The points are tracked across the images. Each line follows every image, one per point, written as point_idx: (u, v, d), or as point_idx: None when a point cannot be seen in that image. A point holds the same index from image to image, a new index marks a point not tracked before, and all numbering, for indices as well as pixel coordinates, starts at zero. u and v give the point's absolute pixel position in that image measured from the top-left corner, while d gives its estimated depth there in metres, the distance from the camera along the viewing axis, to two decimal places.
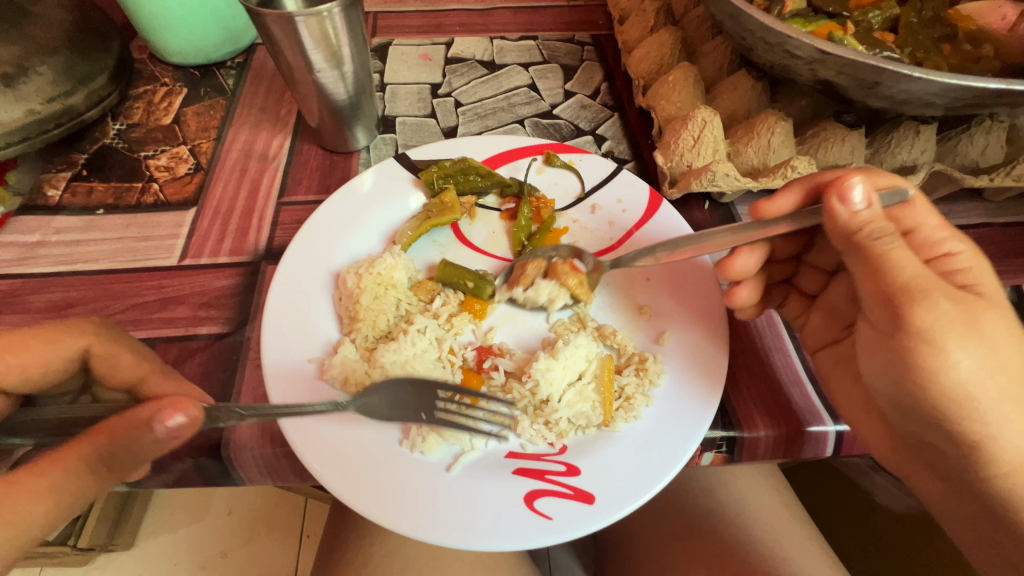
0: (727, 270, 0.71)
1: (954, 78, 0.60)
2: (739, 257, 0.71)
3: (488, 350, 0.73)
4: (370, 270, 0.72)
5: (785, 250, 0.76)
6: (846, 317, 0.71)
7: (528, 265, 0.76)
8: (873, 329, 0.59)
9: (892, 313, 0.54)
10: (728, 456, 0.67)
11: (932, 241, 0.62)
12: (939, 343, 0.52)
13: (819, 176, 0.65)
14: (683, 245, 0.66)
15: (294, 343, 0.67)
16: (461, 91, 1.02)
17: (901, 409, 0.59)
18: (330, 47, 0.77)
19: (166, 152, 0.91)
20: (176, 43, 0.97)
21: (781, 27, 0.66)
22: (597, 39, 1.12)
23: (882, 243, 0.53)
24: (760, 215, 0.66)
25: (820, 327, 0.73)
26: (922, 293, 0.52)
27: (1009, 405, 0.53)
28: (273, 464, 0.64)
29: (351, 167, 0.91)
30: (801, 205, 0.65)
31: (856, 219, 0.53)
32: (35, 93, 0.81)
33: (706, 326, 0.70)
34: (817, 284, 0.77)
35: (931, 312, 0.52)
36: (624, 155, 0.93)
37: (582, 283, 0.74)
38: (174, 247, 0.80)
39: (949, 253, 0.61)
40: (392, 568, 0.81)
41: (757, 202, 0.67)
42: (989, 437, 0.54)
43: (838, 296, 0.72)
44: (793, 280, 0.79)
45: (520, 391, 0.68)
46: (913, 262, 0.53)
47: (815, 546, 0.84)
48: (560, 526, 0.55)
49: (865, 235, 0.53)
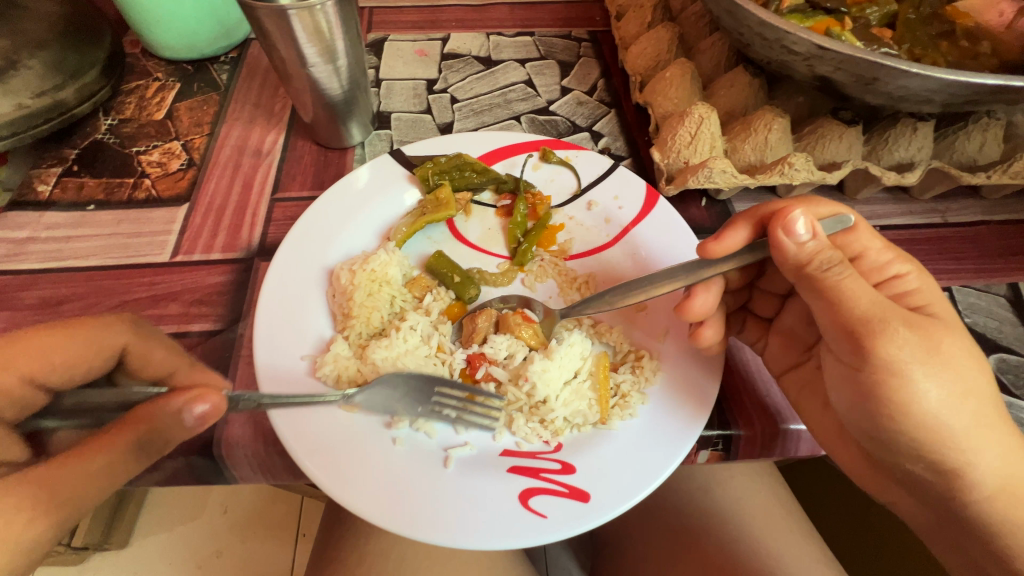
0: (688, 313, 0.65)
1: (952, 74, 0.60)
2: (699, 296, 0.66)
3: (481, 358, 0.71)
4: (363, 266, 0.72)
5: (739, 280, 0.74)
6: (804, 339, 0.69)
7: (478, 319, 0.73)
8: (837, 363, 0.58)
9: (856, 347, 0.53)
10: (725, 454, 0.66)
11: (879, 265, 0.62)
12: (904, 374, 0.52)
13: (760, 208, 0.64)
14: (636, 289, 0.64)
15: (288, 341, 0.66)
16: (457, 87, 1.01)
17: (872, 440, 0.58)
18: (324, 42, 0.76)
19: (158, 147, 0.90)
20: (170, 38, 0.96)
21: (778, 22, 0.65)
22: (594, 35, 1.11)
23: (832, 273, 0.53)
24: (712, 255, 0.63)
25: (778, 354, 0.71)
26: (881, 323, 0.52)
27: (979, 431, 0.53)
28: (265, 463, 0.63)
29: (346, 162, 0.90)
30: (752, 238, 0.64)
31: (803, 251, 0.54)
32: (25, 87, 0.80)
33: (688, 354, 0.68)
34: (772, 308, 0.75)
35: (894, 344, 0.52)
36: (621, 152, 0.93)
37: (535, 333, 0.73)
38: (166, 243, 0.79)
39: (896, 275, 0.61)
40: (387, 566, 0.81)
41: (703, 241, 0.65)
42: (968, 465, 0.53)
43: (792, 322, 0.71)
44: (748, 306, 0.78)
45: (517, 393, 0.67)
46: (867, 292, 0.53)
47: (812, 546, 0.83)
48: (556, 524, 0.55)
49: (816, 266, 0.53)
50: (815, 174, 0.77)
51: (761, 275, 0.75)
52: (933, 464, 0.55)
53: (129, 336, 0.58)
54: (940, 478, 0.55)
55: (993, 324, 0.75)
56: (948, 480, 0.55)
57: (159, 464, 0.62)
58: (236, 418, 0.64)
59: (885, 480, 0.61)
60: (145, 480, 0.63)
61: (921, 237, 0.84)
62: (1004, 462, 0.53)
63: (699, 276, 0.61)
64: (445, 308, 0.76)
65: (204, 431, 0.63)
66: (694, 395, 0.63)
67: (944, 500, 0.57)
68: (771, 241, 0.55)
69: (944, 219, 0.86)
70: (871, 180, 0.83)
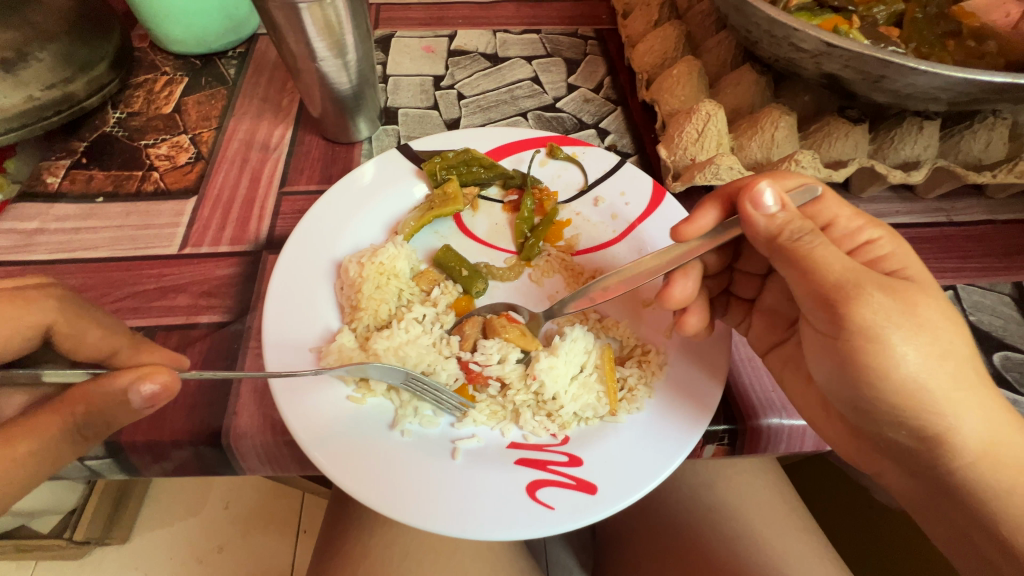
0: (670, 301, 0.66)
1: (959, 71, 0.60)
2: (678, 283, 0.66)
3: (475, 372, 0.69)
4: (372, 259, 0.72)
5: (717, 264, 0.74)
6: (786, 315, 0.69)
7: (465, 327, 0.73)
8: (817, 333, 0.58)
9: (832, 314, 0.54)
10: (730, 448, 0.67)
11: (849, 231, 0.62)
12: (882, 339, 0.52)
13: (726, 188, 0.65)
14: (613, 280, 0.65)
15: (297, 331, 0.66)
16: (463, 84, 1.01)
17: (862, 415, 0.58)
18: (334, 36, 0.76)
19: (167, 141, 0.90)
20: (178, 32, 0.97)
21: (787, 19, 0.66)
22: (601, 33, 1.12)
23: (803, 241, 0.54)
24: (684, 238, 0.65)
25: (763, 332, 0.71)
26: (855, 288, 0.52)
27: (959, 394, 0.53)
28: (273, 453, 0.64)
29: (353, 157, 0.91)
30: (722, 218, 0.65)
31: (773, 223, 0.55)
32: (35, 79, 0.81)
33: (694, 352, 0.67)
34: (753, 289, 0.76)
35: (868, 307, 0.52)
36: (627, 149, 0.93)
37: (522, 333, 0.71)
38: (175, 235, 0.79)
39: (868, 240, 0.61)
40: (392, 560, 0.81)
41: (676, 225, 0.66)
42: (950, 429, 0.53)
43: (774, 300, 0.71)
44: (731, 289, 0.78)
45: (525, 393, 0.67)
46: (839, 258, 0.54)
47: (814, 540, 0.84)
48: (562, 516, 0.55)
49: (786, 236, 0.55)
50: (821, 172, 0.78)
51: (738, 256, 0.75)
52: (932, 443, 0.55)
53: (56, 314, 0.56)
54: (920, 443, 0.55)
55: (998, 323, 0.75)
56: (931, 446, 0.55)
57: (168, 453, 0.62)
58: (245, 408, 0.64)
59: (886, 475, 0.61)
60: (154, 468, 0.64)
61: (925, 236, 0.84)
62: (989, 429, 0.53)
63: (674, 258, 0.62)
64: (452, 301, 0.76)
65: (213, 421, 0.63)
66: (696, 394, 0.63)
67: (935, 474, 0.57)
68: (741, 216, 0.57)
69: (949, 218, 0.86)
70: (877, 178, 0.83)
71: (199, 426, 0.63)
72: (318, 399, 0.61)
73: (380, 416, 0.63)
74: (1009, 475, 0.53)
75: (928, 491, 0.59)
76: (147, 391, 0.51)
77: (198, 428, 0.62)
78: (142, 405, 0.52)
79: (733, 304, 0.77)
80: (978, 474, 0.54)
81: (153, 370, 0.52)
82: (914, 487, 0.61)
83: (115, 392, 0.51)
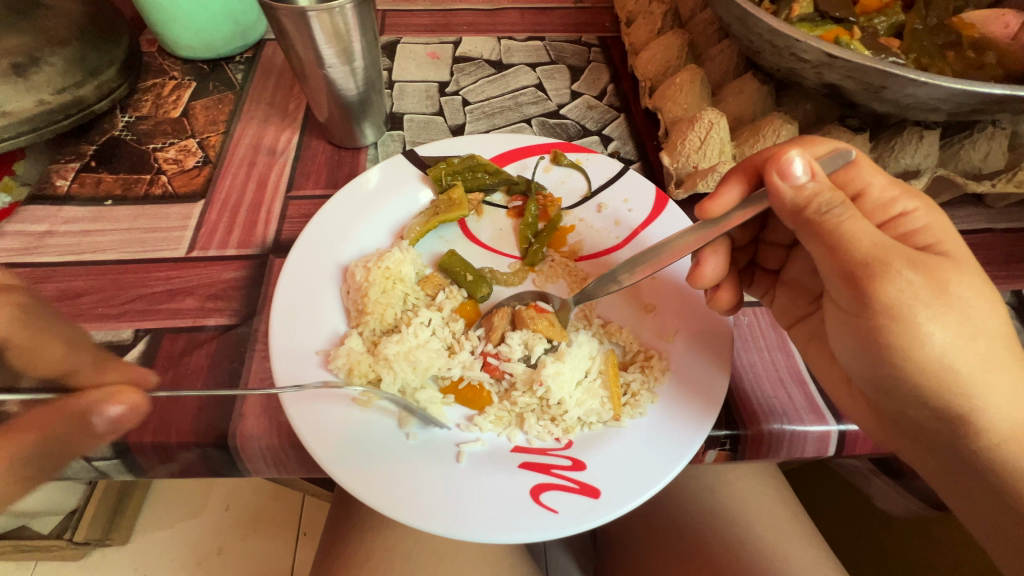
0: (700, 280, 0.70)
1: (957, 82, 0.61)
2: (707, 262, 0.69)
3: (494, 364, 0.71)
4: (378, 264, 0.73)
5: (742, 237, 0.78)
6: (809, 290, 0.72)
7: (494, 317, 0.74)
8: (839, 311, 0.60)
9: (857, 292, 0.54)
10: (732, 453, 0.67)
11: (882, 202, 0.63)
12: (907, 318, 0.52)
13: (751, 160, 0.66)
14: (643, 261, 0.67)
15: (302, 336, 0.67)
16: (468, 90, 1.02)
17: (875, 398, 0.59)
18: (342, 43, 0.77)
19: (175, 145, 0.91)
20: (186, 37, 0.98)
21: (789, 31, 0.67)
22: (604, 41, 1.13)
23: (832, 215, 0.53)
24: (708, 215, 0.64)
25: (788, 305, 0.74)
26: (883, 265, 0.52)
27: (984, 377, 0.53)
28: (279, 455, 0.64)
29: (359, 162, 0.92)
30: (747, 191, 0.65)
31: (802, 194, 0.54)
32: (46, 83, 0.82)
33: (706, 354, 0.68)
34: (778, 260, 0.79)
35: (895, 285, 0.52)
36: (630, 156, 0.94)
37: (550, 323, 0.72)
38: (182, 238, 0.80)
39: (902, 212, 0.62)
40: (394, 563, 0.81)
41: (701, 201, 0.66)
42: (976, 410, 0.54)
43: (798, 272, 0.74)
44: (756, 261, 0.81)
45: (530, 398, 0.68)
46: (869, 233, 0.53)
47: (814, 545, 0.84)
48: (567, 519, 0.55)
49: (815, 209, 0.54)
50: None
51: (765, 229, 0.78)
52: None
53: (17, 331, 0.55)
54: (943, 422, 0.56)
55: None
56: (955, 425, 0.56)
57: (175, 454, 0.63)
58: (251, 411, 0.65)
59: None
60: (161, 469, 0.64)
61: None
62: (1013, 414, 0.54)
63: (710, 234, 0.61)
64: (457, 305, 0.76)
65: (220, 424, 0.64)
66: (700, 397, 0.64)
67: (954, 455, 0.58)
68: (768, 187, 0.55)
69: None
70: None
71: (206, 428, 0.63)
72: (324, 403, 0.61)
73: (386, 420, 0.63)
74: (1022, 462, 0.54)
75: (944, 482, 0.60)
76: (113, 413, 0.53)
77: (206, 431, 0.63)
78: (105, 425, 0.53)
79: (758, 276, 0.80)
80: None
81: (119, 390, 0.54)
82: (935, 477, 0.61)
83: (78, 415, 0.50)
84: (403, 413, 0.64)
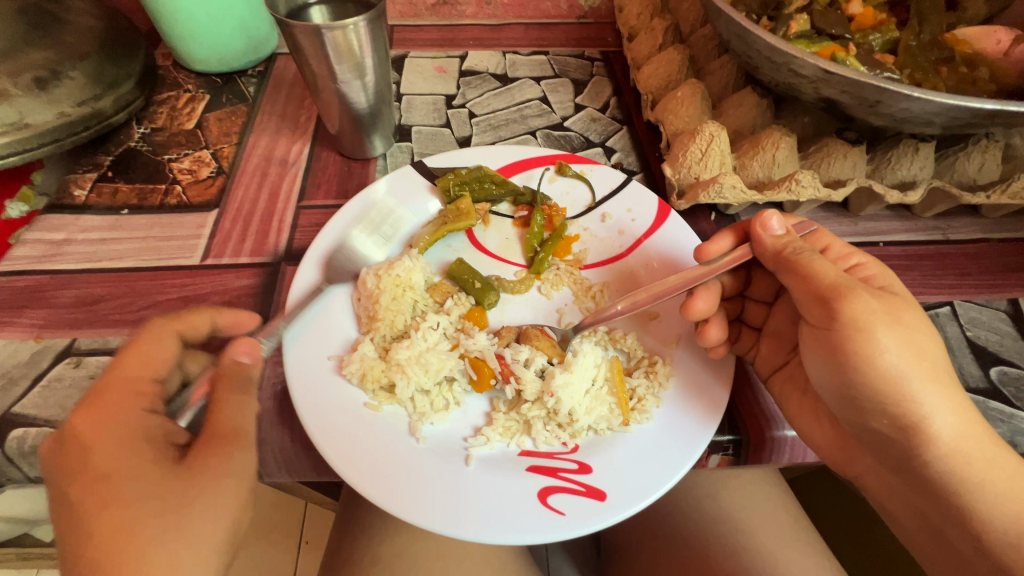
0: (691, 312, 0.69)
1: (950, 98, 0.63)
2: (699, 296, 0.70)
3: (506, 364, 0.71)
4: (389, 271, 0.75)
5: (729, 286, 0.77)
6: (790, 337, 0.71)
7: (501, 330, 0.76)
8: (813, 329, 0.62)
9: (829, 309, 0.57)
10: (734, 458, 0.68)
11: (842, 254, 0.68)
12: (869, 331, 0.56)
13: (740, 222, 0.73)
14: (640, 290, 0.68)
15: (318, 341, 0.69)
16: (474, 103, 1.05)
17: (857, 413, 0.60)
18: (355, 58, 0.79)
19: (189, 155, 0.93)
20: (201, 52, 1.01)
21: (786, 47, 0.69)
22: (607, 55, 1.16)
23: (804, 255, 0.61)
24: (705, 257, 0.70)
25: (768, 356, 0.73)
26: (848, 289, 0.57)
27: (936, 384, 0.55)
28: (291, 459, 0.65)
29: (368, 173, 0.94)
30: (735, 245, 0.72)
31: (779, 242, 0.64)
32: (66, 96, 0.84)
33: (711, 361, 0.70)
34: (761, 317, 0.78)
35: (858, 304, 0.56)
36: (633, 167, 0.96)
37: (550, 343, 0.74)
38: (197, 246, 0.82)
39: (858, 263, 0.67)
40: (401, 567, 0.82)
41: (696, 246, 0.72)
42: (939, 415, 0.55)
43: (779, 323, 0.73)
44: (741, 318, 0.80)
45: (540, 408, 0.69)
46: (834, 269, 0.60)
47: (817, 551, 0.85)
48: (574, 521, 0.56)
49: (789, 251, 0.63)
50: (822, 192, 0.80)
51: (748, 283, 0.78)
52: (923, 453, 0.56)
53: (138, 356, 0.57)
54: (900, 433, 0.57)
55: (994, 338, 0.77)
56: (909, 437, 0.56)
57: None
58: (264, 415, 0.66)
59: (891, 488, 0.63)
60: None
61: (922, 253, 0.87)
62: (974, 418, 0.55)
63: (706, 271, 0.67)
64: (465, 312, 0.78)
65: None
66: (704, 398, 0.66)
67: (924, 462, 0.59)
68: (752, 237, 0.67)
69: (945, 235, 0.89)
70: (875, 198, 0.86)
71: None
72: (334, 407, 0.63)
73: (396, 424, 0.65)
74: (982, 468, 0.55)
75: (911, 490, 0.60)
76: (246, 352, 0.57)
77: None
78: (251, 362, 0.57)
79: (743, 332, 0.78)
80: (980, 485, 0.55)
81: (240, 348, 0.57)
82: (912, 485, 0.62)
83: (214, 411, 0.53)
84: (416, 419, 0.66)
